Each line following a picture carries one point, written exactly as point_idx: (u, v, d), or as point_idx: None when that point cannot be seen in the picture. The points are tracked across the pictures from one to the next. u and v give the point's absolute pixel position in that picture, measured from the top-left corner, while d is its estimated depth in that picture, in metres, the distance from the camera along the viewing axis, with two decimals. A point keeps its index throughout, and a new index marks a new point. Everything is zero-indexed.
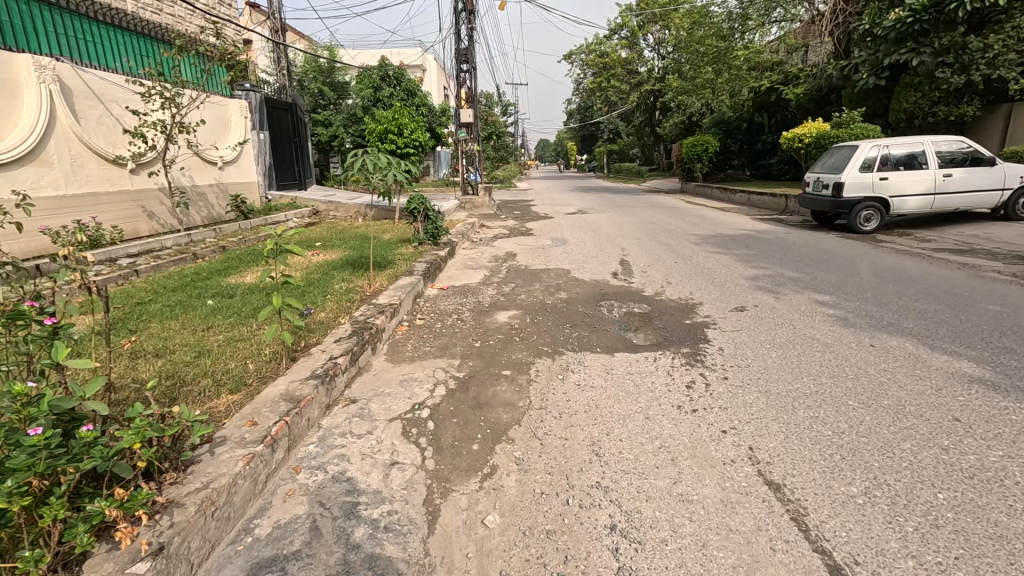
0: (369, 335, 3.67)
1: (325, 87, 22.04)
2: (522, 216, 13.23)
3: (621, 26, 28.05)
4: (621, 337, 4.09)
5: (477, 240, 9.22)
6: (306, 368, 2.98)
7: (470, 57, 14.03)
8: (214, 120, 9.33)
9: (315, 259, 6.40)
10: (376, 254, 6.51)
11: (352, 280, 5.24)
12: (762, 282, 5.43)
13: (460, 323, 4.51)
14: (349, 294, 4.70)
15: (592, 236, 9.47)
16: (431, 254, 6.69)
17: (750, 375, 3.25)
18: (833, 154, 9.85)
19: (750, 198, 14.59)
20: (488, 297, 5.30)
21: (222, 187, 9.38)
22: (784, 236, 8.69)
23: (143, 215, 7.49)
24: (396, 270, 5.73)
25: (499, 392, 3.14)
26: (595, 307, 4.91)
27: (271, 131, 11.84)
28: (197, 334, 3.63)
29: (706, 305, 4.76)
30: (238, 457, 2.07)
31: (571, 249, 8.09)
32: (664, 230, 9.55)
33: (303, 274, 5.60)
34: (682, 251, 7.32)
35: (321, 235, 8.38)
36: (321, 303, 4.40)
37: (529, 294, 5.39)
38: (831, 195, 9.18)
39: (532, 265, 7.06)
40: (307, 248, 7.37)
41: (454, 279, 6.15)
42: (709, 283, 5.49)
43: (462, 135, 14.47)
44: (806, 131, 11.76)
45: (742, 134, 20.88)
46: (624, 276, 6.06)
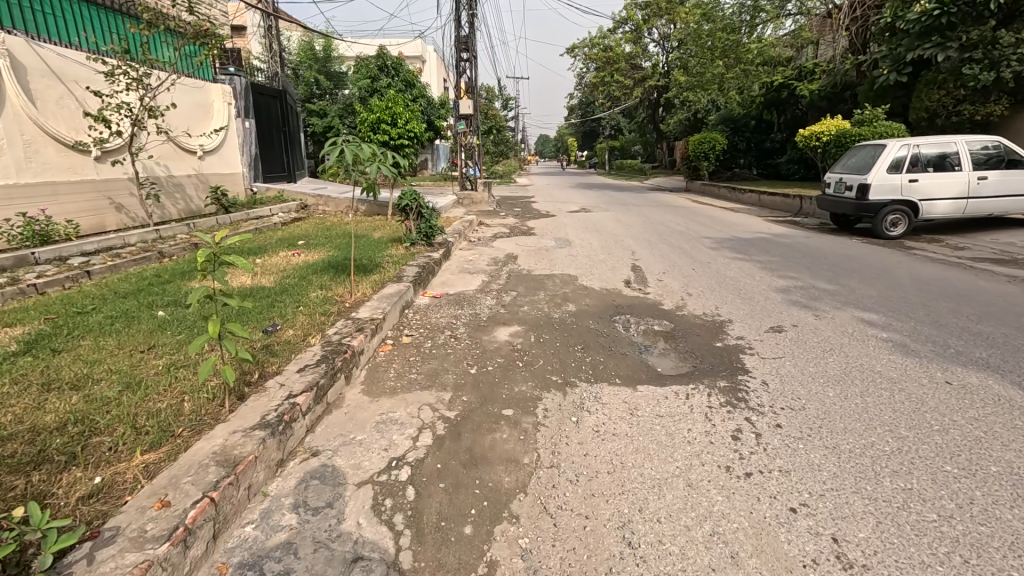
0: (342, 361, 3.03)
1: (320, 76, 21.26)
2: (522, 214, 12.60)
3: (625, 20, 27.35)
4: (643, 363, 3.47)
5: (475, 240, 8.58)
6: (254, 411, 2.34)
7: (470, 45, 13.35)
8: (191, 106, 8.64)
9: (294, 261, 5.76)
10: (362, 256, 5.90)
11: (331, 287, 4.61)
12: (795, 295, 4.82)
13: (454, 341, 3.88)
14: (326, 306, 4.07)
15: (598, 237, 8.85)
16: (423, 257, 6.05)
17: (808, 422, 2.63)
18: (857, 154, 9.23)
19: (760, 198, 13.99)
20: (487, 309, 4.67)
21: (202, 177, 8.74)
22: (805, 240, 8.09)
23: (110, 208, 6.84)
24: (383, 275, 5.10)
25: (499, 441, 2.51)
26: (609, 322, 4.29)
27: (258, 118, 11.16)
28: (133, 358, 2.99)
29: (737, 324, 4.15)
30: (127, 569, 1.45)
31: (576, 252, 7.48)
32: (675, 232, 8.93)
33: (277, 279, 4.96)
34: (699, 256, 6.70)
35: (306, 232, 7.76)
36: (289, 318, 3.77)
37: (533, 305, 4.76)
38: (855, 197, 8.57)
39: (535, 269, 6.44)
40: (289, 246, 6.74)
41: (449, 285, 5.53)
42: (735, 296, 4.88)
43: (461, 127, 13.87)
44: (825, 129, 11.13)
45: (750, 132, 20.28)
46: (637, 285, 5.43)
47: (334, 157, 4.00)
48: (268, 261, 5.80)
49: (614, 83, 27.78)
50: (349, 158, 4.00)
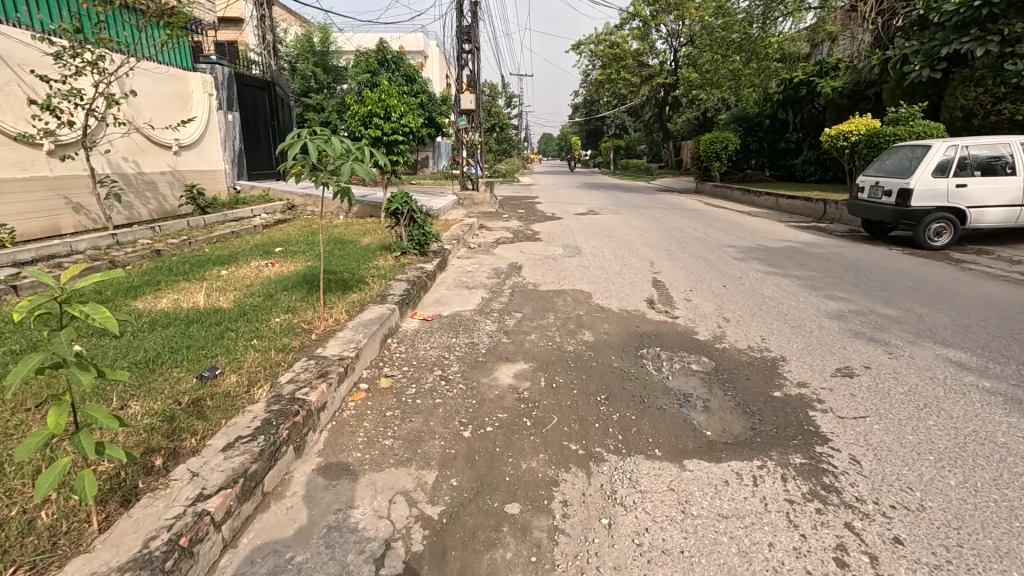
0: (290, 428, 2.26)
1: (318, 69, 20.46)
2: (526, 216, 11.83)
3: (633, 16, 26.54)
4: (686, 423, 2.69)
5: (475, 246, 7.82)
6: (135, 532, 1.58)
7: (473, 36, 12.58)
8: (166, 96, 7.96)
9: (264, 274, 5.00)
10: (343, 269, 5.13)
11: (299, 311, 3.82)
12: (854, 324, 4.05)
13: (444, 383, 3.13)
14: (290, 337, 3.29)
15: (610, 243, 8.08)
16: (416, 269, 5.29)
17: (939, 536, 1.86)
18: (894, 155, 8.46)
19: (778, 202, 13.20)
20: (487, 337, 3.91)
21: (177, 175, 8.01)
22: (839, 251, 7.32)
23: (66, 208, 6.10)
24: (365, 293, 4.34)
25: (500, 567, 1.75)
26: (635, 360, 3.51)
27: (244, 112, 10.39)
28: (7, 422, 2.21)
29: (793, 364, 3.38)
30: None
31: (587, 261, 6.73)
32: (694, 239, 8.16)
33: (238, 297, 4.19)
34: (727, 271, 5.93)
35: (287, 237, 7.00)
36: (237, 355, 2.99)
37: (542, 333, 3.99)
38: (894, 204, 7.80)
39: (542, 282, 5.69)
40: (264, 254, 5.98)
41: (443, 304, 4.77)
42: (782, 324, 4.11)
43: (462, 123, 13.11)
44: (854, 128, 10.30)
45: (763, 132, 19.48)
46: (662, 308, 4.66)
47: (290, 156, 2.93)
48: (235, 273, 5.04)
49: (621, 81, 26.97)
50: (312, 156, 2.92)
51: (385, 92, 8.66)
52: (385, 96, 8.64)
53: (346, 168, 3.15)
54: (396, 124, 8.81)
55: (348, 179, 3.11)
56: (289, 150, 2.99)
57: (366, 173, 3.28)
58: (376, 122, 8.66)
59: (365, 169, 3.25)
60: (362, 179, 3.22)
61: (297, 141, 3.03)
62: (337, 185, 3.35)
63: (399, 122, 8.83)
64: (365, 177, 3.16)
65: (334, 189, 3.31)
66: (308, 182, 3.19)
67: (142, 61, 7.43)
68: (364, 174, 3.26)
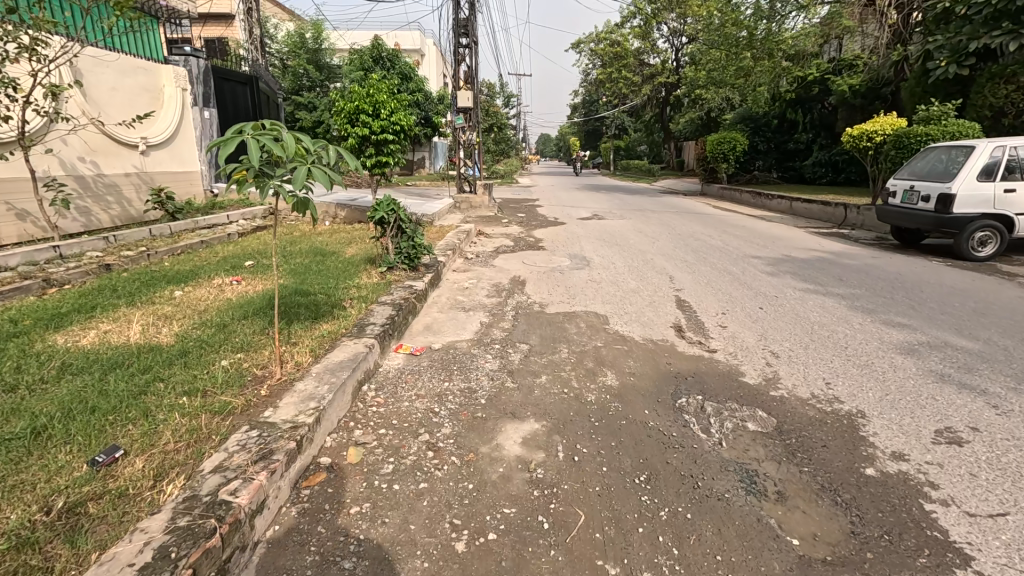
0: (196, 563, 1.52)
1: (309, 66, 19.58)
2: (526, 221, 11.08)
3: (634, 14, 25.82)
4: (764, 525, 1.97)
5: (472, 257, 7.07)
6: None
7: (471, 29, 11.84)
8: (130, 90, 7.27)
9: (225, 296, 4.26)
10: (318, 290, 4.40)
11: (253, 350, 3.08)
12: (933, 362, 3.34)
13: (433, 455, 2.39)
14: (233, 392, 2.54)
15: (621, 253, 7.38)
16: (403, 288, 4.55)
17: None
18: (929, 157, 7.85)
19: (792, 206, 12.50)
20: (487, 381, 3.18)
21: (145, 177, 7.28)
22: (875, 262, 6.64)
23: (8, 215, 5.37)
24: (339, 323, 3.59)
25: None
26: (674, 416, 2.79)
27: (224, 108, 9.64)
28: None
29: (878, 423, 2.66)
30: None
31: (598, 276, 6.01)
32: (712, 249, 7.45)
33: (184, 329, 3.44)
34: (759, 289, 5.22)
35: (261, 248, 6.24)
36: (156, 422, 2.25)
37: (555, 376, 3.25)
38: (934, 211, 7.13)
39: (549, 302, 4.97)
40: (230, 269, 5.22)
41: (435, 331, 4.05)
42: (844, 361, 3.40)
43: (459, 121, 12.33)
44: (879, 127, 9.59)
45: (772, 132, 18.80)
46: (694, 338, 3.96)
47: (221, 158, 2.16)
48: (191, 294, 4.30)
49: (622, 80, 26.23)
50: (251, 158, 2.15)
51: (375, 85, 7.57)
52: (375, 90, 7.51)
53: (302, 171, 2.34)
54: (385, 121, 7.68)
55: (306, 187, 2.29)
56: (219, 150, 2.21)
57: (331, 177, 2.48)
58: (363, 119, 7.53)
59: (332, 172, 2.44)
60: (327, 185, 2.41)
61: (233, 139, 2.26)
62: (293, 193, 2.53)
63: (389, 120, 7.70)
64: (331, 184, 2.36)
65: (289, 198, 2.49)
66: (250, 192, 2.38)
67: (87, 47, 6.58)
68: (329, 179, 2.45)
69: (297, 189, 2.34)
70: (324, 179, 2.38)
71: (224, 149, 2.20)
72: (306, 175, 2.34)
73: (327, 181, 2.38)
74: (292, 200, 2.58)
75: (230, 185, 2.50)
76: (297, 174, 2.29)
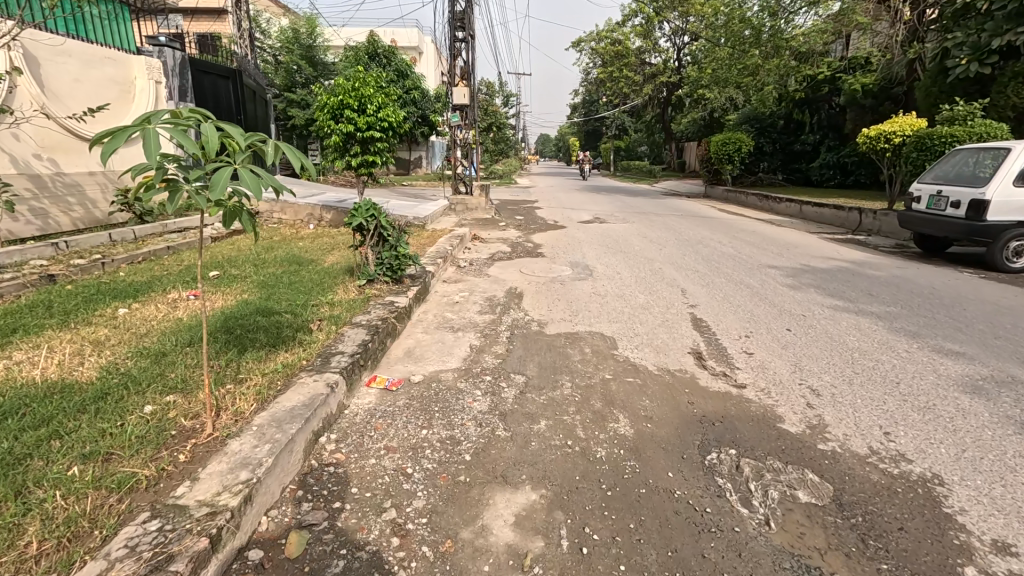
0: None
1: (302, 62, 18.94)
2: (524, 224, 10.52)
3: (636, 12, 25.35)
4: None
5: (465, 265, 6.52)
6: None
7: (468, 22, 11.29)
8: (97, 80, 6.77)
9: (175, 315, 3.69)
10: (284, 308, 3.83)
11: (188, 392, 2.51)
12: (1009, 405, 2.80)
13: (397, 545, 1.84)
14: (142, 458, 1.97)
15: (627, 261, 6.82)
16: (383, 305, 4.00)
17: None
18: (956, 161, 7.34)
19: (802, 209, 11.96)
20: (473, 429, 2.62)
21: (113, 175, 6.73)
22: (904, 274, 6.10)
23: None
24: (300, 353, 3.01)
25: None
26: (705, 482, 2.24)
27: (203, 103, 9.05)
28: None
29: (962, 493, 2.12)
30: None
31: (603, 288, 5.46)
32: (724, 258, 6.90)
33: (114, 361, 2.87)
34: (783, 307, 4.67)
35: (232, 255, 5.69)
36: (25, 509, 1.68)
37: (555, 421, 2.70)
38: (965, 218, 6.62)
39: (548, 320, 4.41)
40: (191, 281, 4.65)
41: (417, 358, 3.49)
42: (900, 402, 2.86)
43: (455, 119, 11.78)
44: (898, 128, 9.06)
45: (778, 133, 18.27)
46: (717, 368, 3.41)
47: (103, 155, 1.58)
48: (138, 312, 3.73)
49: (623, 79, 25.67)
50: (146, 154, 1.58)
51: (361, 78, 6.99)
52: (361, 83, 6.95)
53: (226, 175, 1.75)
54: (372, 117, 7.08)
55: (223, 196, 1.70)
56: (107, 142, 1.64)
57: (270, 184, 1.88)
58: (348, 114, 6.96)
59: (268, 177, 1.86)
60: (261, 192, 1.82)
61: (130, 128, 1.68)
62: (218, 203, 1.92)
63: (376, 116, 7.12)
64: (263, 193, 1.77)
65: (212, 209, 1.89)
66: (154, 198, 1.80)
67: (37, 29, 6.01)
68: (266, 184, 1.86)
69: (219, 200, 1.74)
70: (256, 185, 1.80)
71: (112, 142, 1.62)
72: (229, 180, 1.75)
73: (259, 189, 1.79)
74: (220, 210, 1.97)
75: (137, 190, 1.91)
76: (214, 179, 1.71)
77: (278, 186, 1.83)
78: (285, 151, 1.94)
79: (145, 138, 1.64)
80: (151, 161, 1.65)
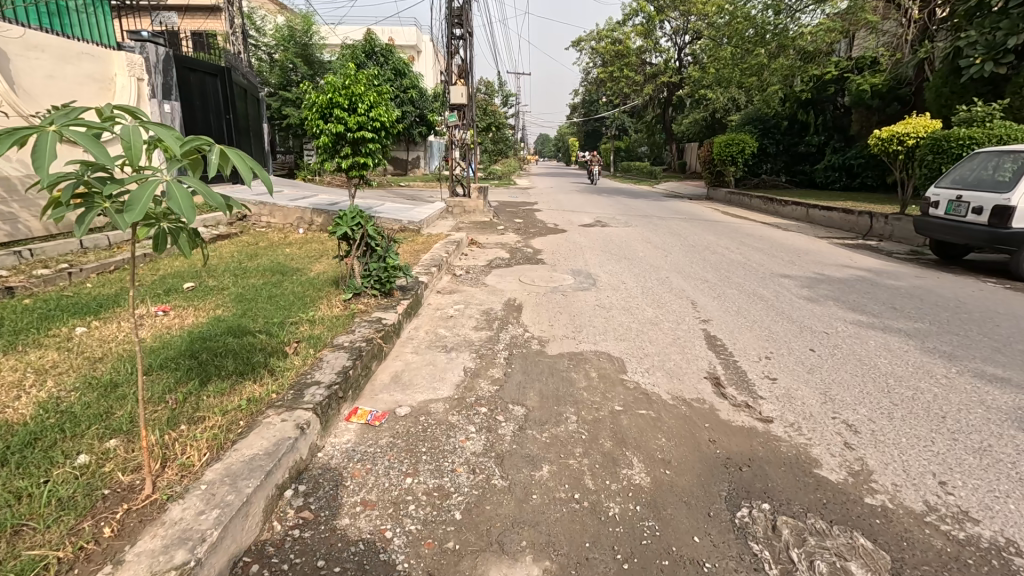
0: None
1: (298, 60, 18.52)
2: (523, 228, 10.17)
3: (636, 11, 24.98)
4: None
5: (461, 273, 6.17)
6: None
7: (465, 19, 10.92)
8: (72, 76, 6.42)
9: (138, 335, 3.33)
10: (258, 327, 3.48)
11: (133, 436, 2.15)
12: None
13: None
14: (59, 533, 1.61)
15: (631, 268, 6.47)
16: (369, 323, 3.65)
17: None
18: (975, 164, 7.01)
19: (809, 213, 11.62)
20: (465, 478, 2.27)
21: None
22: (925, 284, 5.76)
23: None
24: (270, 386, 2.64)
25: None
26: (739, 550, 1.89)
27: (189, 101, 8.69)
28: None
29: None
30: None
31: (608, 300, 5.11)
32: (733, 266, 6.56)
33: (56, 394, 2.51)
34: (803, 323, 4.32)
35: (212, 264, 5.33)
36: None
37: (559, 467, 2.35)
38: (987, 224, 6.28)
39: (549, 337, 4.05)
40: (163, 294, 4.29)
41: (405, 385, 3.14)
42: (952, 443, 2.50)
43: (452, 119, 11.41)
44: (912, 130, 8.73)
45: (781, 134, 17.93)
46: (739, 397, 3.06)
47: None
48: (97, 331, 3.37)
49: (624, 79, 25.32)
50: (32, 167, 1.25)
51: (352, 76, 6.66)
52: (353, 81, 6.60)
53: (147, 188, 1.40)
54: (363, 116, 6.74)
55: (140, 217, 1.35)
56: None
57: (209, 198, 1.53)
58: (337, 113, 6.61)
59: (206, 190, 1.51)
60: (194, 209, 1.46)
61: (22, 131, 1.34)
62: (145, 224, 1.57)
63: (367, 115, 6.77)
64: (194, 212, 1.42)
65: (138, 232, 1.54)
66: (62, 219, 1.46)
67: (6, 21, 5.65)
68: (203, 199, 1.50)
69: (137, 220, 1.39)
70: (188, 200, 1.44)
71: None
72: (149, 196, 1.40)
73: (191, 204, 1.43)
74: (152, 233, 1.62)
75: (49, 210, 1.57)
76: (129, 195, 1.35)
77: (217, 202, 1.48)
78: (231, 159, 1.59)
79: (37, 144, 1.30)
80: (44, 174, 1.31)
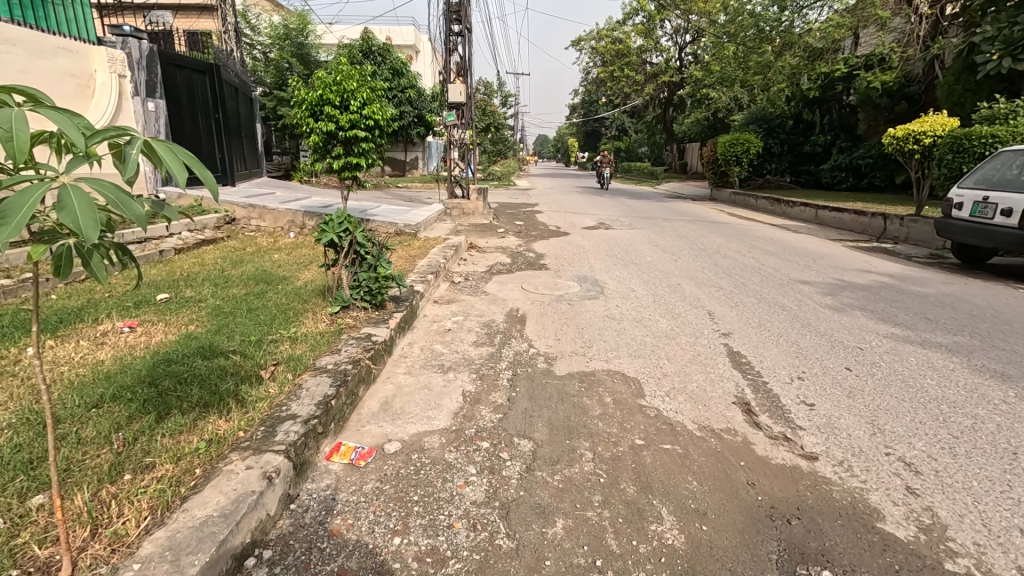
0: None
1: (294, 59, 18.16)
2: (524, 231, 9.82)
3: (637, 10, 24.68)
4: None
5: (460, 280, 5.81)
6: None
7: (464, 15, 10.57)
8: (43, 71, 6.06)
9: (95, 357, 2.95)
10: (233, 346, 3.11)
11: (63, 492, 1.78)
12: None
13: None
14: None
15: (640, 275, 6.10)
16: (357, 340, 3.28)
17: None
18: (1000, 163, 6.66)
19: (818, 214, 11.25)
20: (465, 537, 1.90)
21: None
22: (955, 292, 5.40)
23: None
24: (236, 422, 2.26)
25: None
26: None
27: (175, 99, 8.31)
28: None
29: None
30: None
31: (617, 310, 4.75)
32: (747, 271, 6.21)
33: None
34: (833, 337, 3.95)
35: (191, 272, 4.96)
36: None
37: (576, 521, 1.99)
38: (1016, 227, 5.93)
39: (557, 354, 3.68)
40: (133, 306, 3.92)
41: (395, 414, 2.77)
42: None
43: (451, 119, 11.06)
44: (928, 128, 8.35)
45: (786, 134, 17.60)
46: (776, 427, 2.69)
47: None
48: (50, 352, 3.00)
49: (625, 79, 25.00)
50: None
51: (344, 71, 6.32)
52: (344, 77, 6.30)
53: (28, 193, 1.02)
54: (356, 114, 6.37)
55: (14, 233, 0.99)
56: None
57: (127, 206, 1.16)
58: (328, 110, 6.24)
59: (119, 197, 1.13)
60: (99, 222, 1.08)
61: None
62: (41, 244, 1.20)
63: (360, 113, 6.41)
64: (95, 224, 1.04)
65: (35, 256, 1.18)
66: None
67: None
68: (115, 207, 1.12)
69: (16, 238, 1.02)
70: (89, 210, 1.06)
71: None
72: (32, 205, 1.03)
73: (91, 215, 1.06)
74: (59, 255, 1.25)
75: None
76: (1, 205, 1.00)
77: (129, 212, 1.11)
78: (159, 154, 1.22)
79: None
80: None
